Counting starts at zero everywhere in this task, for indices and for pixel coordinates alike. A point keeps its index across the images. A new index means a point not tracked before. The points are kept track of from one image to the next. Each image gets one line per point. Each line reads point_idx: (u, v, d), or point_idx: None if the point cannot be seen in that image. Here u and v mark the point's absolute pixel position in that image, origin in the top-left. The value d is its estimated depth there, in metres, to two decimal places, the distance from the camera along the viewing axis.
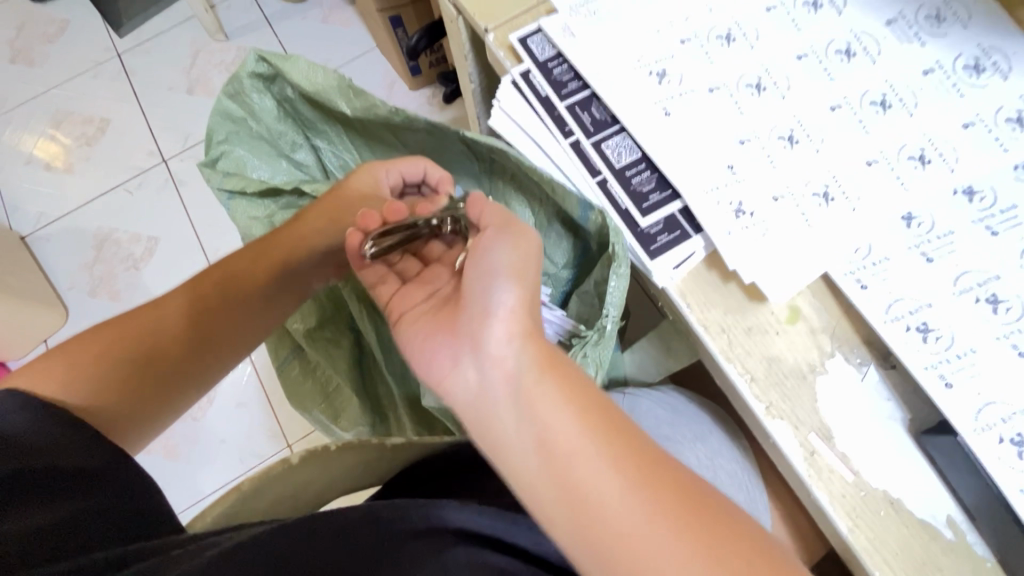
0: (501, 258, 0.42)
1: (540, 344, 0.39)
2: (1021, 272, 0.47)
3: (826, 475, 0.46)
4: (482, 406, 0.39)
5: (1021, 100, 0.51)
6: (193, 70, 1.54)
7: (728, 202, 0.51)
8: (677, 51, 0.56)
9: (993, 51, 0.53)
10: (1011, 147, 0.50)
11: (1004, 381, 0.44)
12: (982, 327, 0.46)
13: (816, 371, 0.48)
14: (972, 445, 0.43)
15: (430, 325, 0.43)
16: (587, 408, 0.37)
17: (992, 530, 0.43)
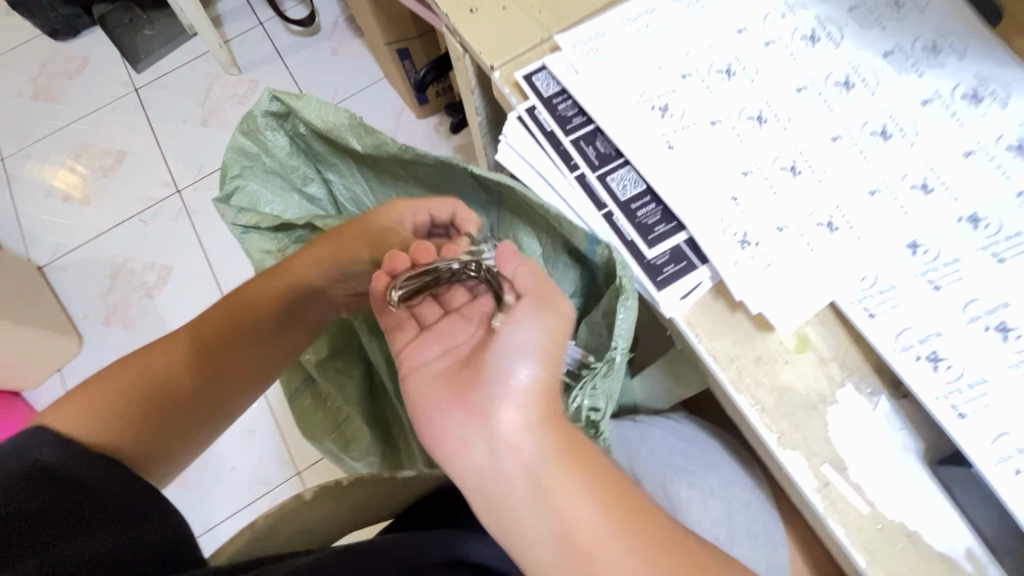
0: (530, 336, 0.43)
1: (555, 431, 0.41)
2: None
3: (841, 506, 0.45)
4: (497, 498, 0.40)
5: (1021, 128, 0.52)
6: (208, 103, 1.59)
7: (733, 233, 0.51)
8: (679, 85, 0.57)
9: (991, 80, 0.54)
10: (1013, 174, 0.51)
11: (1018, 410, 0.44)
12: (993, 356, 0.46)
13: (827, 401, 0.48)
14: (989, 476, 0.43)
15: (447, 393, 0.43)
16: (605, 495, 0.39)
17: (1014, 564, 0.43)
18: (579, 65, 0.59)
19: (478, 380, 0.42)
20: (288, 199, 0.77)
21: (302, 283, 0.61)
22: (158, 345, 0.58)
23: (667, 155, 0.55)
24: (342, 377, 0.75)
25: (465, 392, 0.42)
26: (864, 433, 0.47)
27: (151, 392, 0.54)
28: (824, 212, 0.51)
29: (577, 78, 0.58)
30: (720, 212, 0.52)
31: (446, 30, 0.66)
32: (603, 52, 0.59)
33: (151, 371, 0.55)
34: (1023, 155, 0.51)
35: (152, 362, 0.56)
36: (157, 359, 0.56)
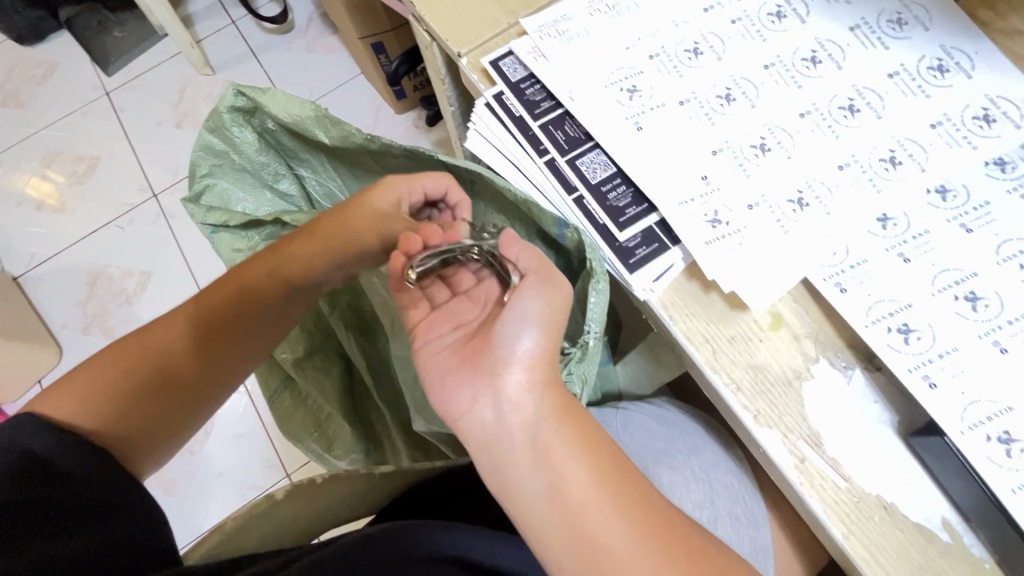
0: (533, 307, 0.45)
1: (556, 394, 0.44)
2: (999, 268, 0.47)
3: (818, 481, 0.45)
4: (498, 450, 0.43)
5: (987, 98, 0.52)
6: (181, 104, 1.56)
7: (704, 213, 0.51)
8: (647, 66, 0.56)
9: (956, 51, 0.54)
10: (980, 144, 0.50)
11: (989, 379, 0.44)
12: (963, 325, 0.46)
13: (802, 377, 0.48)
14: (960, 446, 0.43)
15: (455, 358, 0.46)
16: (596, 454, 0.42)
17: (988, 531, 0.43)
18: (546, 49, 0.58)
19: (485, 348, 0.45)
20: (259, 197, 0.76)
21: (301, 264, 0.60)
22: (157, 324, 0.58)
23: (636, 137, 0.54)
24: (320, 375, 0.74)
25: (473, 360, 0.45)
26: (839, 408, 0.47)
27: (152, 373, 0.55)
28: (794, 189, 0.51)
29: (544, 62, 0.57)
30: (690, 192, 0.52)
31: (411, 18, 0.65)
32: (570, 34, 0.58)
33: (151, 353, 0.56)
34: (989, 125, 0.51)
35: (153, 341, 0.56)
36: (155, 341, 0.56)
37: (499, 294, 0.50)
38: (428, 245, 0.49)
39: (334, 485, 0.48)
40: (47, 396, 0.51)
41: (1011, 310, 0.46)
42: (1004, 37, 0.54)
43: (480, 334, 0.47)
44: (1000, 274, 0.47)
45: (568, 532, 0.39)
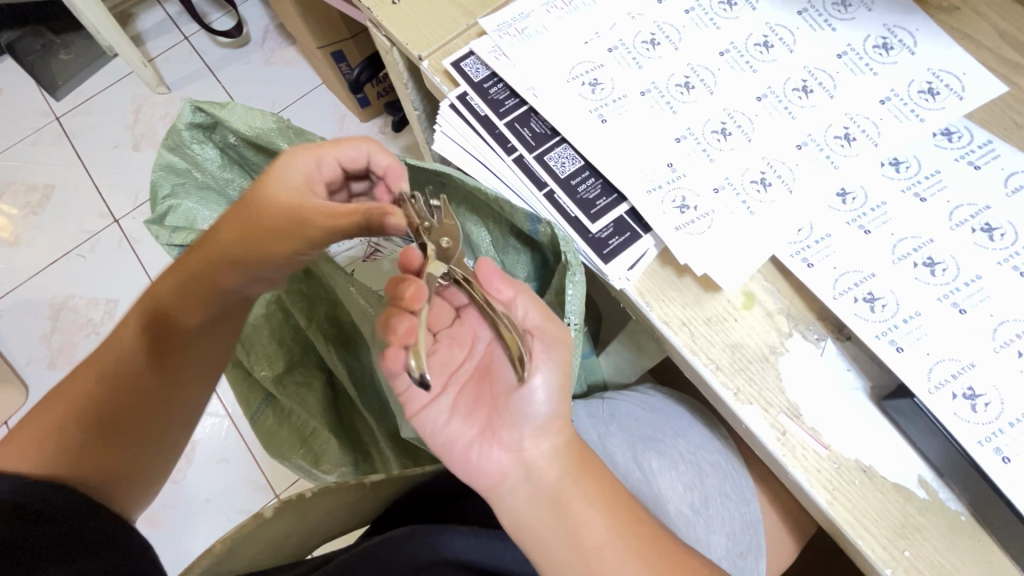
0: (547, 378, 0.46)
1: (574, 453, 0.47)
2: (953, 234, 0.49)
3: (800, 452, 0.47)
4: (522, 508, 0.47)
5: (930, 72, 0.54)
6: (137, 125, 1.51)
7: (672, 199, 0.52)
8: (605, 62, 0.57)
9: (898, 29, 0.56)
10: (928, 117, 0.53)
11: (951, 339, 0.46)
12: (924, 290, 0.48)
13: (777, 352, 0.49)
14: (930, 406, 0.45)
15: (471, 424, 0.49)
16: (613, 504, 0.47)
17: (962, 485, 0.45)
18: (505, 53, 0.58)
19: (502, 414, 0.48)
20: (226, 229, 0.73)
21: (231, 266, 0.55)
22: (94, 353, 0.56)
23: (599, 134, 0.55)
24: (302, 390, 0.73)
25: (494, 424, 0.48)
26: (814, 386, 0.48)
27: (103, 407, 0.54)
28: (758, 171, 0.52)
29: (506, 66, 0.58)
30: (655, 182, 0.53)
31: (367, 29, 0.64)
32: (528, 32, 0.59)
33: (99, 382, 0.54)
34: (934, 98, 0.53)
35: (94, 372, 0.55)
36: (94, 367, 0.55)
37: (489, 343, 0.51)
38: (411, 312, 0.45)
39: (324, 499, 0.47)
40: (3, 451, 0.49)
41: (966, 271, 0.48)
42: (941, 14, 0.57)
43: (488, 397, 0.49)
44: (954, 239, 0.49)
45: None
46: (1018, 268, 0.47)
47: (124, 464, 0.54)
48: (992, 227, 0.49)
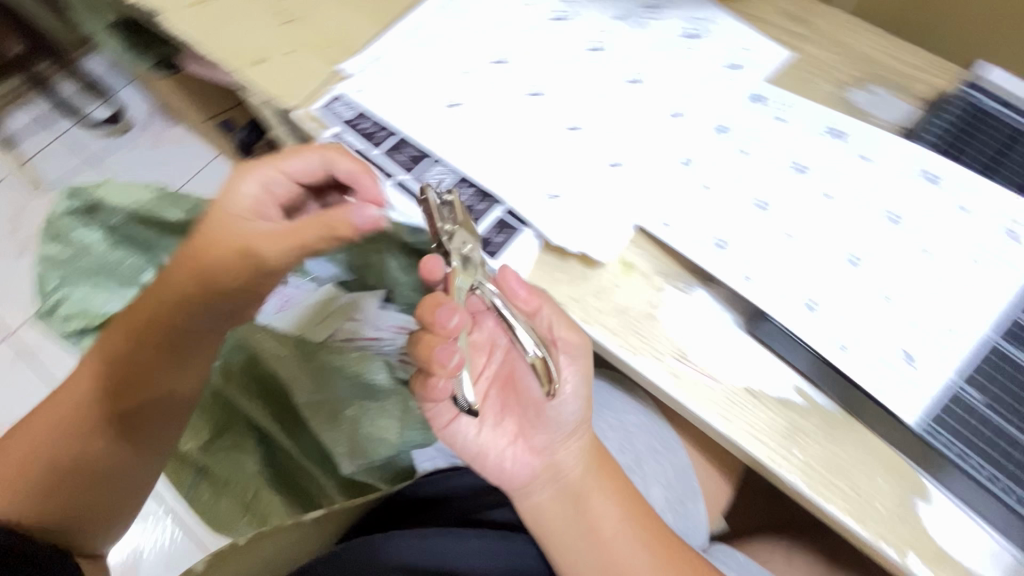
0: (576, 388, 0.54)
1: (595, 453, 0.58)
2: (776, 174, 0.58)
3: (692, 386, 0.52)
4: (554, 494, 0.57)
5: (730, 49, 0.64)
6: (19, 231, 1.43)
7: (543, 192, 0.58)
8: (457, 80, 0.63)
9: (701, 19, 0.66)
10: (735, 84, 0.62)
11: (793, 262, 0.54)
12: (765, 226, 0.55)
13: (658, 307, 0.55)
14: (784, 321, 0.52)
15: (505, 421, 0.58)
16: (625, 496, 0.57)
17: (830, 383, 0.51)
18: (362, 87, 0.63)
19: (534, 416, 0.57)
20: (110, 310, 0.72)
21: (152, 345, 0.57)
22: (80, 378, 0.58)
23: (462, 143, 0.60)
24: (234, 451, 0.76)
25: (524, 425, 0.57)
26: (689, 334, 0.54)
27: (96, 430, 0.57)
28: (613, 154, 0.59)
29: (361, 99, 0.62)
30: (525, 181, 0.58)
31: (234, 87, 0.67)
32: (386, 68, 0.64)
33: (77, 421, 0.57)
34: (738, 68, 0.63)
35: (34, 422, 0.57)
36: (120, 365, 0.58)
37: (506, 344, 0.58)
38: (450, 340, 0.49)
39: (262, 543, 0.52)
40: None
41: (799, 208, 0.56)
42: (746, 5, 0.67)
43: (515, 401, 0.58)
44: (779, 179, 0.57)
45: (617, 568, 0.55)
46: (827, 195, 0.56)
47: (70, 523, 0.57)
48: (808, 166, 0.58)
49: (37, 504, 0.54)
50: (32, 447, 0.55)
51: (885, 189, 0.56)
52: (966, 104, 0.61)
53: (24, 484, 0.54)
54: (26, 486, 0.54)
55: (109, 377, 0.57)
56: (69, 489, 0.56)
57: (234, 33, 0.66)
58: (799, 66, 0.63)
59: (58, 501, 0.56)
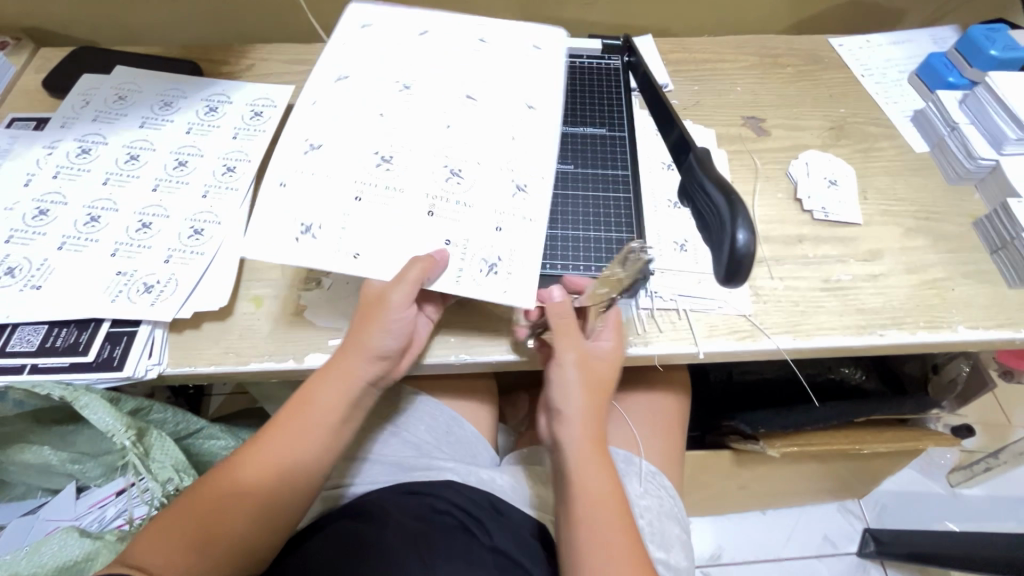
0: (676, 408, 0.67)
1: (675, 423, 0.66)
2: (821, 198, 0.63)
3: (746, 332, 0.54)
4: (654, 452, 0.63)
5: (744, 98, 0.72)
6: None
7: (663, 204, 0.61)
8: (533, 159, 0.52)
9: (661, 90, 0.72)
10: (758, 122, 0.70)
11: (832, 280, 0.58)
12: (809, 257, 0.59)
13: (758, 336, 0.54)
14: (857, 344, 0.54)
15: (639, 395, 0.67)
16: (670, 433, 0.65)
17: (896, 312, 0.56)
18: (488, 105, 0.54)
19: (644, 401, 0.66)
20: (87, 465, 0.56)
21: (330, 398, 0.47)
22: (231, 463, 0.45)
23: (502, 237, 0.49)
24: None
25: (639, 405, 0.66)
26: (791, 354, 0.54)
27: (290, 489, 0.46)
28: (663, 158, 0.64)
29: (461, 120, 0.52)
30: (501, 261, 0.48)
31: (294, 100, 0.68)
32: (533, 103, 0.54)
33: (247, 495, 0.44)
34: (758, 120, 0.70)
35: (225, 496, 0.44)
36: (274, 455, 0.46)
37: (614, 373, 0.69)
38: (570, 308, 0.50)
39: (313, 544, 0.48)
40: (150, 528, 0.43)
41: (857, 228, 0.61)
42: (736, 57, 0.76)
43: (648, 392, 0.67)
44: (825, 195, 0.63)
45: (602, 544, 0.44)
46: (849, 212, 0.62)
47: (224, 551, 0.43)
48: (840, 183, 0.64)
49: (248, 551, 0.44)
50: (238, 528, 0.44)
51: (854, 179, 0.65)
52: (899, 75, 0.76)
53: (246, 539, 0.44)
54: (239, 543, 0.44)
55: (291, 457, 0.46)
56: (294, 491, 0.46)
57: (202, 72, 0.71)
58: (819, 108, 0.72)
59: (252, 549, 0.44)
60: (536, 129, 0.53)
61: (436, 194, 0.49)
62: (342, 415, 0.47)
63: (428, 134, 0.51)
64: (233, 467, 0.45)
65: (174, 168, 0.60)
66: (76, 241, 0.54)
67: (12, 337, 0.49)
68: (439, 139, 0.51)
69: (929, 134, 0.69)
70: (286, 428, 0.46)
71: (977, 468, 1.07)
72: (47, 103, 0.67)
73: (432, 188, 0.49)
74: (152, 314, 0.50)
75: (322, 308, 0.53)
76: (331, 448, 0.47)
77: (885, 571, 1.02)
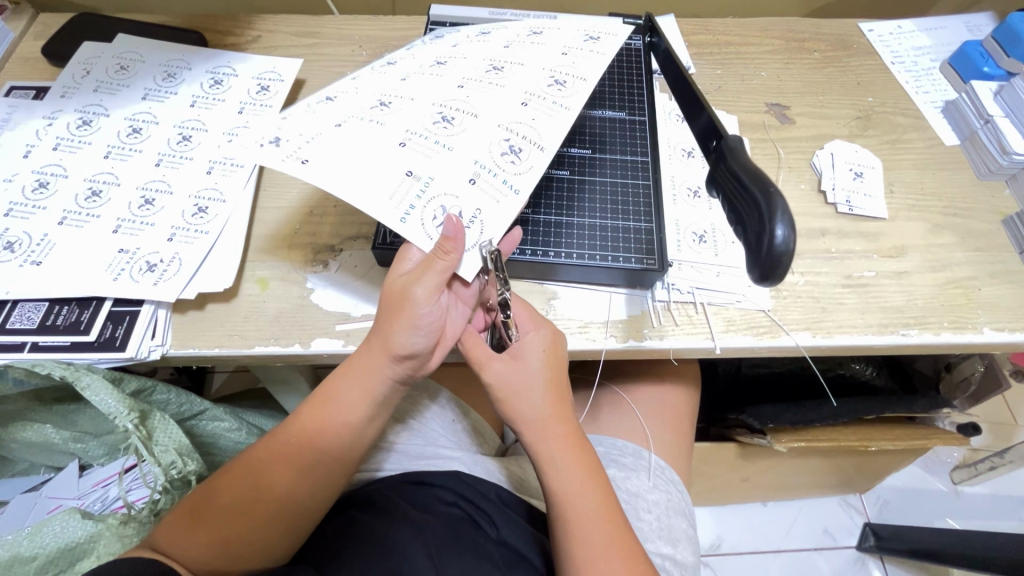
0: (685, 402, 0.66)
1: (683, 416, 0.65)
2: (846, 190, 0.60)
3: (765, 330, 0.52)
4: (659, 445, 0.62)
5: (769, 84, 0.69)
6: None
7: (683, 194, 0.59)
8: (540, 128, 0.47)
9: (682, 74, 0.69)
10: (783, 109, 0.67)
11: (855, 276, 0.56)
12: (831, 251, 0.57)
13: (779, 334, 0.52)
14: (879, 343, 0.53)
15: (646, 388, 0.66)
16: (679, 428, 0.64)
17: (919, 312, 0.54)
18: (513, 83, 0.50)
19: (651, 394, 0.65)
20: (90, 444, 0.56)
21: (356, 389, 0.45)
22: (261, 454, 0.45)
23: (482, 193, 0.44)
24: None
25: (645, 398, 0.65)
26: (810, 351, 0.53)
27: (314, 476, 0.45)
28: (684, 145, 0.62)
29: (478, 87, 0.49)
30: (465, 219, 0.43)
31: (302, 75, 0.66)
32: (561, 79, 0.50)
33: (265, 484, 0.44)
34: (783, 107, 0.67)
35: (248, 487, 0.44)
36: (298, 447, 0.45)
37: (622, 365, 0.68)
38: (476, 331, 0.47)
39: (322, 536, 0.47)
40: (183, 512, 0.44)
41: (882, 223, 0.59)
42: (761, 40, 0.73)
43: (655, 385, 0.66)
44: (850, 188, 0.61)
45: (585, 547, 0.43)
46: (875, 206, 0.60)
47: (246, 542, 0.43)
48: (866, 175, 0.62)
49: (272, 545, 0.44)
50: (261, 518, 0.44)
51: (881, 171, 0.63)
52: (930, 63, 0.73)
53: (266, 533, 0.44)
54: (260, 535, 0.43)
55: (316, 449, 0.45)
56: (320, 484, 0.46)
57: (207, 42, 0.68)
58: (847, 96, 0.69)
59: (270, 545, 0.44)
60: (557, 101, 0.49)
61: (420, 137, 0.45)
62: (368, 405, 0.46)
63: (444, 94, 0.48)
64: (256, 460, 0.45)
65: (178, 143, 0.58)
66: (78, 216, 0.52)
67: (12, 313, 0.48)
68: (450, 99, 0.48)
69: (960, 127, 0.66)
70: (312, 421, 0.45)
71: (981, 467, 1.05)
72: (46, 71, 0.65)
73: (416, 133, 0.45)
74: (155, 293, 0.49)
75: (329, 293, 0.52)
76: (358, 439, 0.46)
77: (883, 565, 1.02)
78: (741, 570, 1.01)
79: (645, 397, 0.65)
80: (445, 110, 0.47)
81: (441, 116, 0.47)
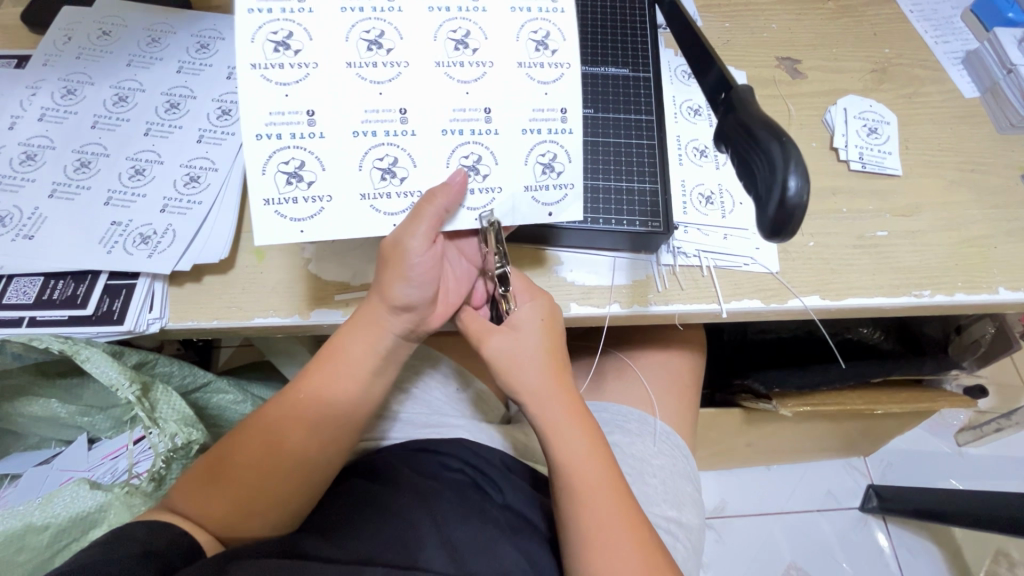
0: (689, 366, 0.65)
1: (687, 381, 0.64)
2: (859, 147, 0.58)
3: (774, 294, 0.51)
4: (659, 411, 0.61)
5: (779, 36, 0.66)
6: None
7: (692, 154, 0.57)
8: (435, 150, 0.42)
9: None
10: (794, 63, 0.64)
11: (868, 236, 0.54)
12: (842, 211, 0.55)
13: (790, 298, 0.51)
14: (890, 304, 0.51)
15: (649, 351, 0.65)
16: (681, 393, 0.63)
17: (932, 272, 0.53)
18: (513, 133, 0.43)
19: (654, 358, 0.65)
20: (97, 418, 0.57)
21: (347, 346, 0.45)
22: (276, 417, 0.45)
23: (263, 154, 0.40)
24: None
25: (646, 361, 0.65)
26: (819, 314, 0.52)
27: (324, 434, 0.45)
28: (691, 102, 0.60)
29: (410, 90, 0.41)
30: (313, 195, 0.41)
31: None
32: (555, 170, 0.44)
33: (276, 448, 0.44)
34: (794, 62, 0.64)
35: (252, 437, 0.45)
36: (306, 406, 0.45)
37: (623, 332, 0.68)
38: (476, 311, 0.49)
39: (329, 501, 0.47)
40: (193, 478, 0.44)
41: (897, 180, 0.57)
42: None
43: (659, 349, 0.65)
44: (863, 145, 0.58)
45: (594, 500, 0.44)
46: (888, 162, 0.58)
47: (266, 496, 0.44)
48: (880, 132, 0.59)
49: (270, 500, 0.44)
50: (261, 473, 0.44)
51: (895, 126, 0.60)
52: (952, 10, 0.69)
53: (284, 489, 0.45)
54: (279, 491, 0.44)
55: (325, 426, 0.45)
56: (332, 441, 0.46)
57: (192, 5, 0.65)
58: (862, 47, 0.66)
59: (292, 502, 0.45)
60: (419, 186, 0.43)
61: (368, 45, 0.40)
62: (374, 363, 0.46)
63: (423, 57, 0.41)
64: (264, 437, 0.45)
65: (166, 111, 0.56)
66: (67, 188, 0.51)
67: (7, 288, 0.48)
68: (400, 52, 0.41)
69: (980, 78, 0.63)
70: (318, 382, 0.45)
71: (987, 428, 1.08)
72: (27, 40, 0.62)
73: (391, 22, 0.41)
74: (151, 265, 0.48)
75: (327, 261, 0.51)
76: (367, 397, 0.47)
77: (885, 526, 1.04)
78: (744, 531, 1.03)
79: (652, 364, 0.64)
80: (376, 52, 0.40)
81: (454, 46, 0.41)
